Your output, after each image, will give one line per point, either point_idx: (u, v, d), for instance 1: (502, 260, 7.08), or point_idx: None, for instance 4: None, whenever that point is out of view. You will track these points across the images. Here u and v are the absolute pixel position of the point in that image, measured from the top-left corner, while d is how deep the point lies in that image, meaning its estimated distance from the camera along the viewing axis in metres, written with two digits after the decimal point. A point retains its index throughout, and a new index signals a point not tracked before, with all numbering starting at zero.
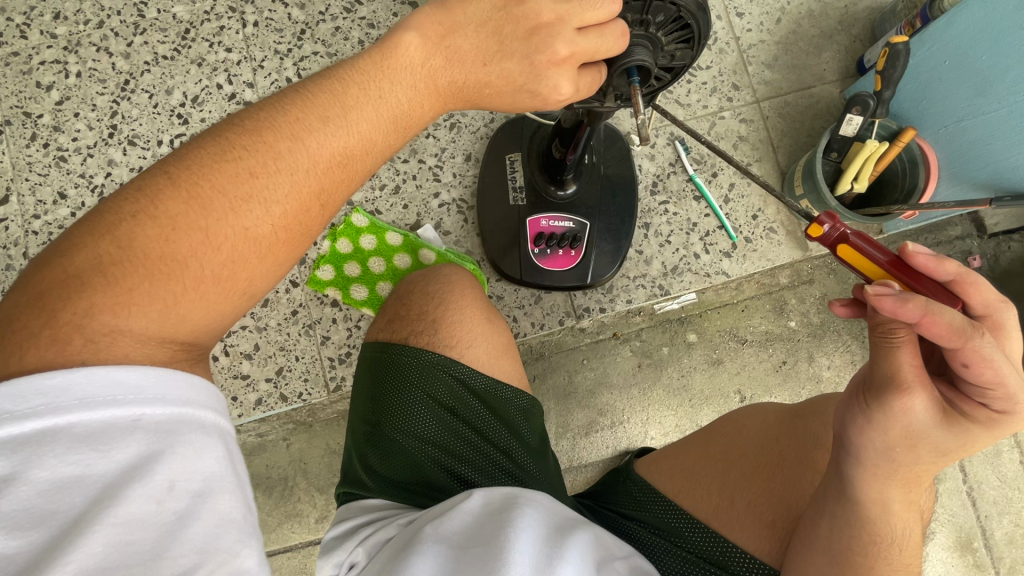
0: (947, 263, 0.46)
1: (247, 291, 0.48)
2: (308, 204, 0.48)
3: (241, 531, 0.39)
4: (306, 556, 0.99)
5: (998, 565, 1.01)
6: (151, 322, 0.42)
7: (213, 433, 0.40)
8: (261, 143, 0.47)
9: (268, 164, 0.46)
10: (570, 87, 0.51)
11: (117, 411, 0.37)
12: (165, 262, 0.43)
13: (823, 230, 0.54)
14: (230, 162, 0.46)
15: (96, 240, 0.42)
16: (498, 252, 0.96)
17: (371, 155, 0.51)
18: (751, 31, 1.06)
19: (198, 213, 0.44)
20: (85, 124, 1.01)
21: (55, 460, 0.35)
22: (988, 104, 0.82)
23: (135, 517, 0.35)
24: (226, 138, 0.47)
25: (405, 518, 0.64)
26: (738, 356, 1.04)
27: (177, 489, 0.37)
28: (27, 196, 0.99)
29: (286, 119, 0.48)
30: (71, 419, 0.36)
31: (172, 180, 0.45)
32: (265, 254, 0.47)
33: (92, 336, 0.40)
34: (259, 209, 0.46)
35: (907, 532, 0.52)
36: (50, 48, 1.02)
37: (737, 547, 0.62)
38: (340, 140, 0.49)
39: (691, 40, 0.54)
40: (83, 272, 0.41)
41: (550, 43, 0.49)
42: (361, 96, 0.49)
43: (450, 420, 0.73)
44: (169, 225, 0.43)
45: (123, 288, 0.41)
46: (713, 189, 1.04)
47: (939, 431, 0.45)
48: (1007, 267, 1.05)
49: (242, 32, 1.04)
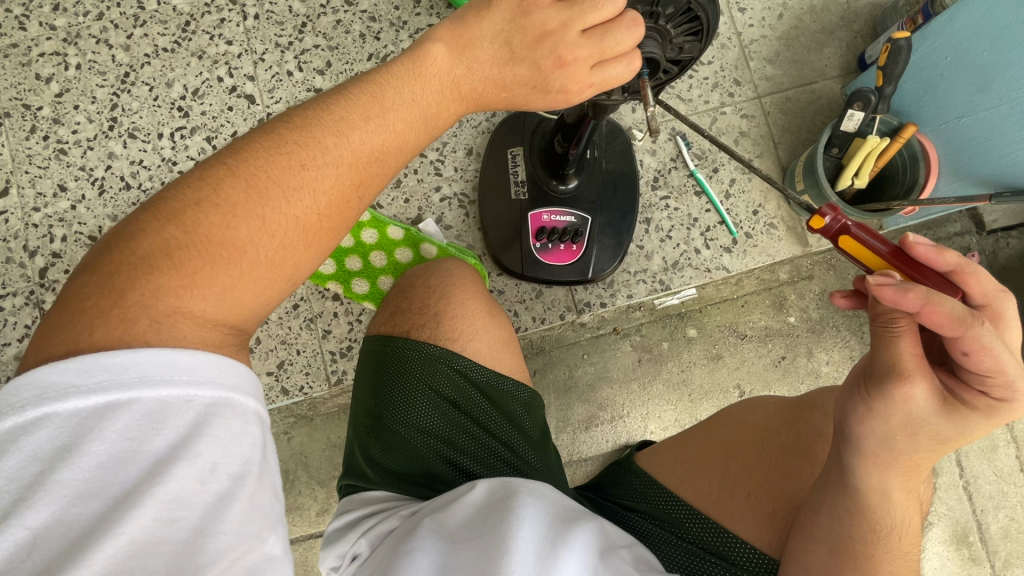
0: (947, 254, 0.47)
1: (293, 276, 0.48)
2: (350, 196, 0.49)
3: (269, 518, 0.38)
4: (306, 549, 0.99)
5: (994, 559, 1.02)
6: (209, 305, 0.42)
7: (252, 419, 0.40)
8: (309, 138, 0.47)
9: (317, 158, 0.46)
10: (582, 83, 0.50)
11: (171, 391, 0.37)
12: (224, 247, 0.43)
13: (824, 222, 0.55)
14: (283, 155, 0.46)
15: (163, 225, 0.43)
16: (500, 246, 0.96)
17: (404, 153, 0.51)
18: (753, 26, 1.06)
19: (256, 200, 0.44)
20: (85, 116, 1.01)
21: (114, 434, 0.35)
22: (988, 100, 0.82)
23: (180, 494, 0.35)
24: (277, 133, 0.47)
25: (408, 510, 0.65)
26: (738, 351, 1.05)
27: (219, 471, 0.37)
28: (27, 188, 0.99)
29: (331, 116, 0.48)
30: (132, 395, 0.36)
31: (231, 171, 0.45)
32: (311, 242, 0.48)
33: (156, 316, 0.40)
34: (309, 199, 0.46)
35: (907, 520, 0.52)
36: (49, 40, 1.02)
37: (737, 537, 0.63)
38: (380, 138, 0.49)
39: (699, 33, 0.54)
40: (150, 255, 0.41)
41: (554, 50, 0.49)
42: (397, 98, 0.50)
43: (451, 412, 0.73)
44: (230, 211, 0.44)
45: (186, 272, 0.42)
46: (714, 185, 1.04)
47: (940, 420, 0.46)
48: (1006, 264, 1.06)
49: (242, 25, 1.04)
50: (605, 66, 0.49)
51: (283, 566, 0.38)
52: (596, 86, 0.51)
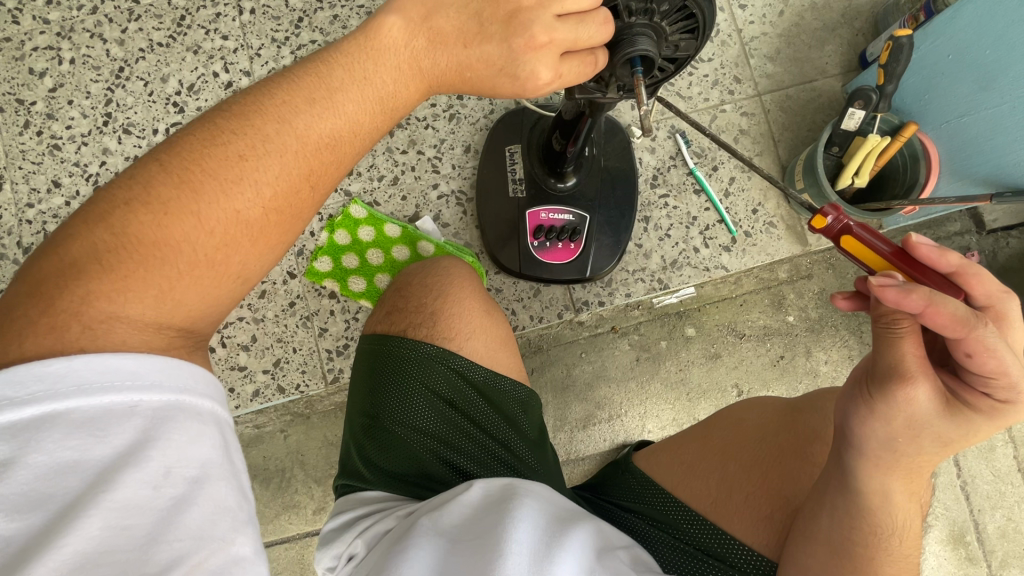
0: (949, 255, 0.45)
1: (240, 274, 0.47)
2: (299, 186, 0.47)
3: (235, 519, 0.38)
4: (303, 547, 0.99)
5: (991, 559, 1.02)
6: (147, 308, 0.42)
7: (208, 421, 0.40)
8: (249, 126, 0.46)
9: (255, 147, 0.45)
10: (550, 72, 0.49)
11: (114, 398, 0.37)
12: (157, 247, 0.42)
13: (825, 222, 0.55)
14: (219, 147, 0.45)
15: (92, 229, 0.42)
16: (497, 244, 0.95)
17: (361, 137, 0.50)
18: (754, 23, 1.05)
19: (190, 196, 0.43)
20: (79, 111, 1.00)
21: (51, 445, 0.34)
22: (990, 99, 0.81)
23: (131, 501, 0.35)
24: (214, 124, 0.46)
25: (405, 510, 0.64)
26: (736, 350, 1.04)
27: (173, 475, 0.37)
28: (20, 184, 0.98)
29: (273, 102, 0.47)
30: (69, 405, 0.36)
31: (164, 167, 0.44)
32: (257, 237, 0.46)
33: (90, 323, 0.39)
34: (249, 192, 0.45)
35: (908, 523, 0.52)
36: (42, 34, 1.01)
37: (735, 539, 0.62)
38: (327, 121, 0.47)
39: (695, 30, 0.53)
40: (79, 261, 0.41)
41: (528, 27, 0.47)
42: (346, 77, 0.48)
43: (449, 412, 0.73)
44: (162, 209, 0.43)
45: (118, 276, 0.41)
46: (713, 183, 1.04)
47: (942, 421, 0.45)
48: (1006, 263, 1.06)
49: (238, 19, 1.03)
50: (571, 57, 0.49)
51: (254, 566, 0.38)
52: (563, 78, 0.50)
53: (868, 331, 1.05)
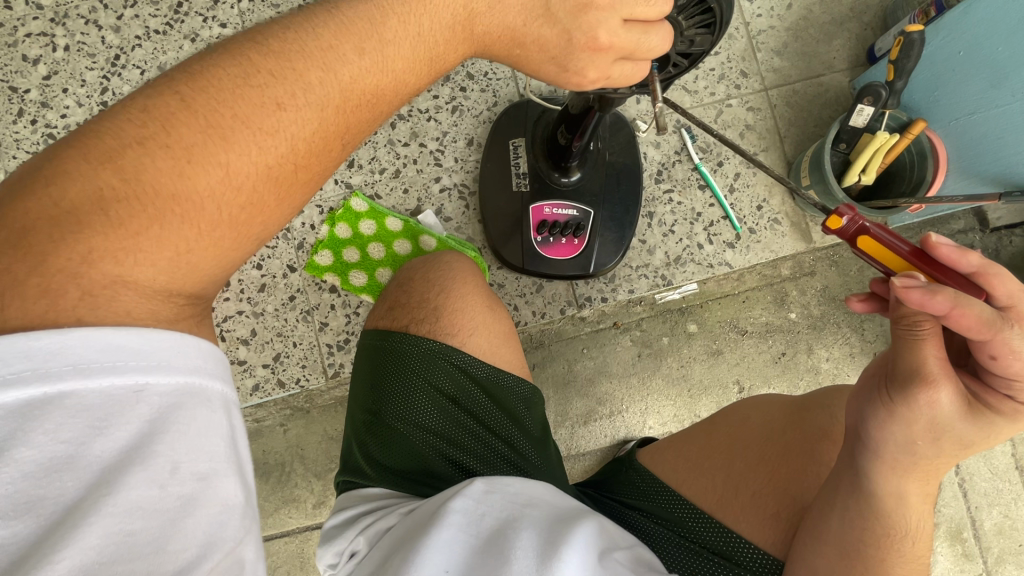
0: (970, 255, 0.45)
1: (260, 230, 0.45)
2: (331, 142, 0.46)
3: (240, 521, 0.38)
4: (303, 541, 0.98)
5: (986, 555, 1.03)
6: (159, 272, 0.40)
7: (218, 406, 0.39)
8: (289, 69, 0.42)
9: (296, 96, 0.42)
10: (597, 73, 0.49)
11: (116, 379, 0.35)
12: (177, 202, 0.40)
13: (841, 223, 0.52)
14: (254, 89, 0.42)
15: (97, 168, 0.39)
16: (502, 239, 0.94)
17: (400, 95, 0.48)
18: (761, 16, 1.04)
19: (218, 144, 0.41)
20: (74, 100, 0.98)
21: (43, 439, 0.32)
22: (1001, 97, 0.80)
23: (138, 501, 0.34)
24: (249, 58, 0.42)
25: (407, 508, 0.63)
26: (738, 347, 1.04)
27: (181, 472, 0.36)
28: (14, 174, 0.96)
29: (317, 45, 0.43)
30: (66, 389, 0.34)
31: (188, 106, 0.41)
32: (283, 195, 0.45)
33: (90, 289, 0.37)
34: (284, 145, 0.43)
35: (922, 524, 0.52)
36: (35, 19, 0.98)
37: (741, 537, 0.62)
38: (375, 76, 0.45)
39: (712, 25, 0.52)
40: (80, 209, 0.38)
41: (593, 27, 0.46)
42: (400, 29, 0.45)
43: (453, 410, 0.72)
44: (185, 156, 0.40)
45: (129, 230, 0.39)
46: (718, 179, 1.03)
47: (964, 424, 0.45)
48: (1009, 261, 1.05)
49: (236, 7, 1.01)
50: (626, 62, 0.49)
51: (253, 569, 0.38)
52: (612, 78, 0.50)
53: (869, 329, 1.04)
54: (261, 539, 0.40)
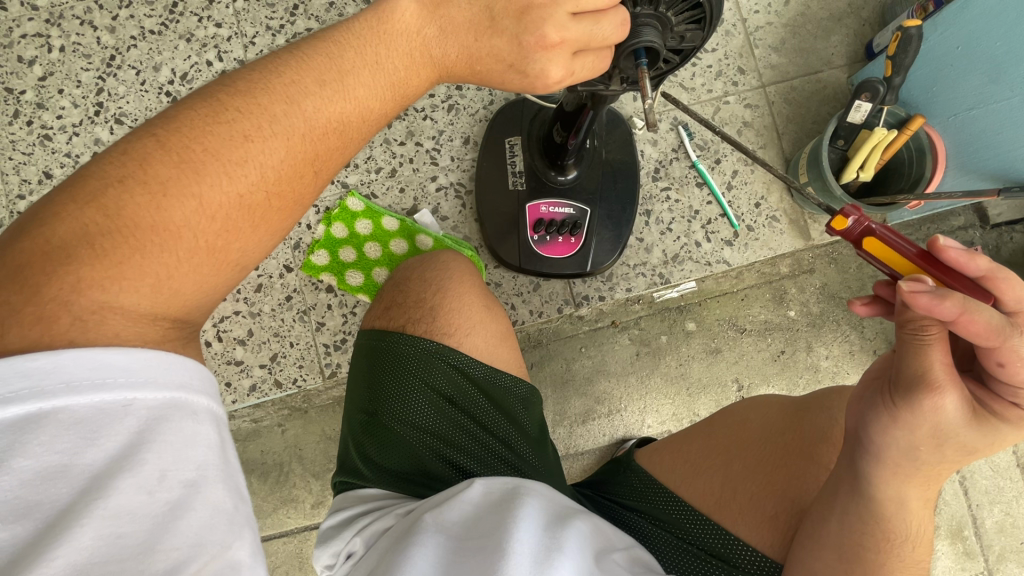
0: (978, 259, 0.43)
1: (236, 260, 0.45)
2: (303, 171, 0.46)
3: (232, 522, 0.37)
4: (301, 541, 0.98)
5: (988, 553, 1.02)
6: (143, 298, 0.40)
7: (205, 419, 0.38)
8: (255, 105, 0.44)
9: (262, 128, 0.43)
10: (562, 70, 0.48)
11: (106, 396, 0.35)
12: (156, 232, 0.40)
13: (846, 224, 0.52)
14: (223, 125, 0.43)
15: (82, 209, 0.39)
16: (498, 238, 0.94)
17: (368, 122, 0.48)
18: (759, 13, 1.04)
19: (192, 176, 0.41)
20: (70, 101, 0.98)
21: (39, 449, 0.32)
22: (999, 92, 0.80)
23: (126, 507, 0.33)
24: (217, 99, 0.44)
25: (404, 509, 0.63)
26: (737, 345, 1.03)
27: (168, 479, 0.35)
28: (11, 175, 0.96)
29: (281, 81, 0.45)
30: (59, 404, 0.33)
31: (161, 143, 0.41)
32: (258, 222, 0.45)
33: (81, 314, 0.37)
34: (254, 174, 0.43)
35: (921, 528, 0.51)
36: (31, 20, 0.98)
37: (739, 540, 0.62)
38: (338, 105, 0.46)
39: (702, 20, 0.52)
40: (68, 243, 0.38)
41: (539, 26, 0.46)
42: (357, 60, 0.47)
43: (451, 410, 0.72)
44: (161, 190, 0.40)
45: (112, 260, 0.39)
46: (715, 176, 1.03)
47: (968, 431, 0.45)
48: (1009, 259, 1.05)
49: (231, 7, 1.01)
50: (584, 55, 0.48)
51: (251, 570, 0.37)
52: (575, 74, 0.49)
53: (869, 326, 1.04)
54: (258, 538, 0.39)
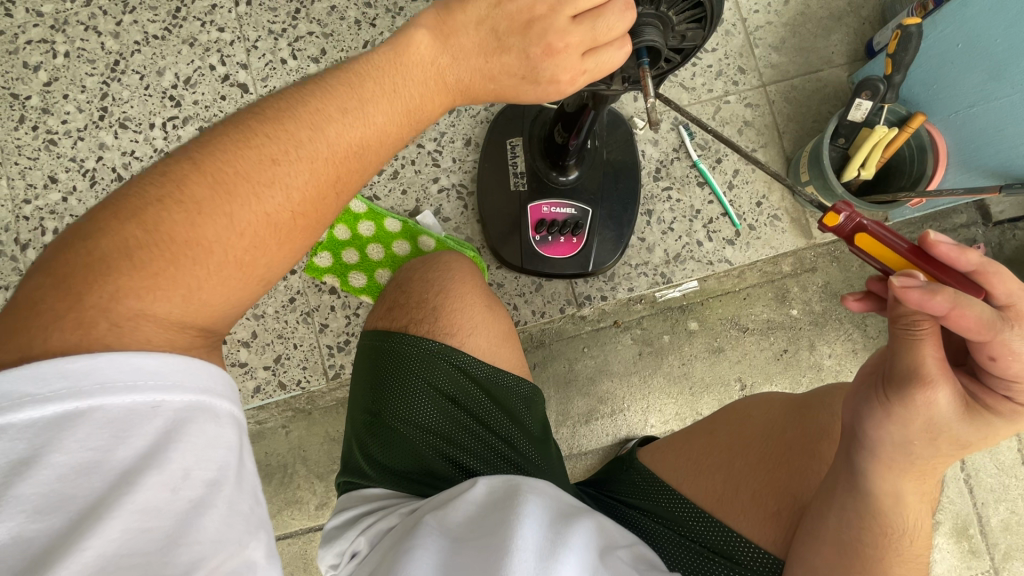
0: (969, 254, 0.43)
1: (263, 275, 0.45)
2: (326, 193, 0.46)
3: (250, 523, 0.37)
4: (306, 542, 0.98)
5: (993, 551, 1.02)
6: (175, 307, 0.40)
7: (227, 422, 0.39)
8: (282, 131, 0.44)
9: (289, 152, 0.44)
10: (573, 72, 0.48)
11: (137, 397, 0.35)
12: (189, 247, 0.40)
13: (838, 220, 0.52)
14: (253, 150, 0.43)
15: (122, 223, 0.40)
16: (500, 239, 0.94)
17: (387, 148, 0.49)
18: (759, 12, 1.04)
19: (224, 196, 0.42)
20: (75, 106, 0.99)
21: (75, 446, 0.33)
22: (1000, 89, 0.80)
23: (152, 504, 0.34)
24: (248, 125, 0.44)
25: (407, 507, 0.64)
26: (739, 344, 1.03)
27: (193, 478, 0.35)
28: (17, 180, 0.97)
29: (307, 109, 0.45)
30: (94, 403, 0.34)
31: (196, 165, 0.42)
32: (284, 240, 0.45)
33: (117, 320, 0.38)
34: (281, 195, 0.44)
35: (918, 522, 0.51)
36: (36, 27, 0.99)
37: (741, 536, 0.62)
38: (360, 132, 0.46)
39: (702, 19, 0.52)
40: (107, 255, 0.39)
41: (545, 34, 0.46)
42: (378, 89, 0.47)
43: (452, 409, 0.72)
44: (195, 208, 0.41)
45: (148, 272, 0.39)
46: (716, 175, 1.03)
47: (961, 425, 0.45)
48: (1012, 256, 1.05)
49: (234, 12, 1.01)
50: (597, 52, 0.47)
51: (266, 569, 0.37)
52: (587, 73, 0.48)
53: (873, 324, 1.04)
54: (271, 537, 0.39)
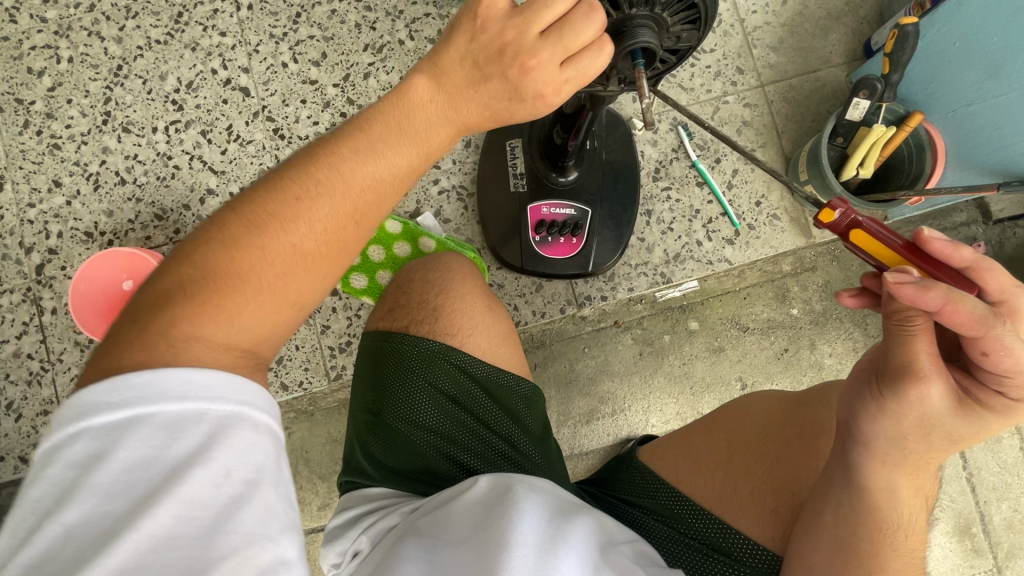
0: (962, 250, 0.44)
1: (300, 301, 0.46)
2: (347, 223, 0.47)
3: (283, 522, 0.38)
4: (308, 543, 0.99)
5: (996, 550, 1.02)
6: (219, 330, 0.42)
7: (264, 434, 0.39)
8: (302, 171, 0.46)
9: (308, 189, 0.45)
10: (555, 83, 0.47)
11: (188, 407, 0.37)
12: (228, 279, 0.43)
13: (834, 217, 0.52)
14: (278, 190, 0.45)
15: (178, 266, 0.43)
16: (500, 240, 0.95)
17: (401, 179, 0.49)
18: (756, 13, 1.04)
19: (256, 232, 0.44)
20: (78, 110, 1.00)
21: (136, 449, 0.35)
22: (998, 87, 0.80)
23: (195, 498, 0.35)
24: (276, 172, 0.47)
25: (409, 506, 0.64)
26: (740, 343, 1.04)
27: (232, 481, 0.37)
28: (21, 184, 0.98)
29: (323, 150, 0.47)
30: (152, 409, 0.36)
31: (234, 210, 0.45)
32: (314, 269, 0.46)
33: (173, 341, 0.40)
34: (305, 228, 0.45)
35: (913, 517, 0.51)
36: (40, 32, 1.00)
37: (740, 533, 0.62)
38: (373, 165, 0.47)
39: (697, 20, 0.53)
40: (166, 291, 0.42)
41: (519, 56, 0.47)
42: (386, 126, 0.48)
43: (452, 408, 0.73)
44: (233, 244, 0.43)
45: (195, 301, 0.42)
46: (716, 175, 1.03)
47: (954, 420, 0.45)
48: (1013, 254, 1.04)
49: (236, 16, 1.02)
50: (574, 60, 0.47)
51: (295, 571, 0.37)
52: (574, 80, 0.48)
53: (873, 323, 1.04)
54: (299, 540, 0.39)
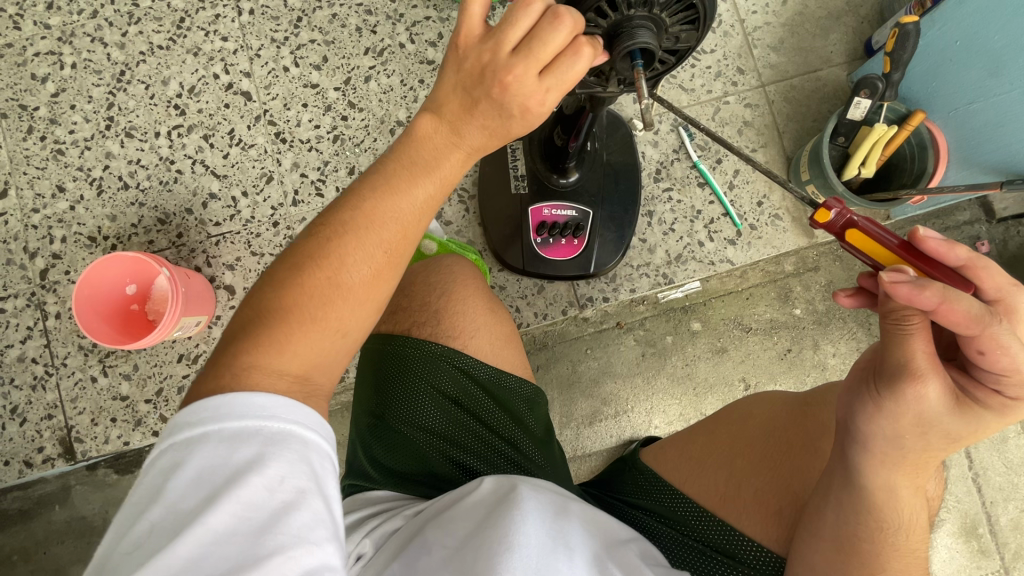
0: (958, 248, 0.44)
1: (344, 331, 0.48)
2: (377, 252, 0.49)
3: (329, 532, 0.38)
4: None
5: (1003, 551, 1.01)
6: (274, 357, 0.44)
7: (316, 450, 0.40)
8: (331, 216, 0.49)
9: (337, 229, 0.48)
10: (535, 92, 0.47)
11: (249, 424, 0.39)
12: (275, 314, 0.45)
13: (829, 217, 0.52)
14: (314, 236, 0.49)
15: (239, 313, 0.47)
16: (502, 242, 0.95)
17: (420, 205, 0.51)
18: (756, 13, 1.04)
19: (297, 272, 0.47)
20: (82, 116, 1.00)
21: (202, 461, 0.37)
22: (999, 85, 0.80)
23: (251, 503, 0.36)
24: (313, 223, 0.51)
25: (412, 509, 0.64)
26: (742, 344, 1.03)
27: (283, 491, 0.37)
28: (25, 190, 0.98)
29: (348, 196, 0.51)
30: (218, 426, 0.38)
31: (281, 260, 0.49)
32: (352, 297, 0.48)
33: (236, 371, 0.42)
34: (339, 262, 0.48)
35: (915, 515, 0.51)
36: (44, 39, 1.01)
37: (744, 535, 0.62)
38: (390, 197, 0.50)
39: (696, 21, 0.53)
40: (231, 334, 0.46)
41: (496, 75, 0.46)
42: (397, 163, 0.51)
43: (452, 410, 0.72)
44: (280, 285, 0.47)
45: (249, 336, 0.44)
46: (717, 176, 1.03)
47: (953, 419, 0.45)
48: (1017, 252, 1.04)
49: (237, 21, 1.03)
50: (551, 70, 0.46)
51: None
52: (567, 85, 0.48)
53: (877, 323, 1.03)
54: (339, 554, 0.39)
